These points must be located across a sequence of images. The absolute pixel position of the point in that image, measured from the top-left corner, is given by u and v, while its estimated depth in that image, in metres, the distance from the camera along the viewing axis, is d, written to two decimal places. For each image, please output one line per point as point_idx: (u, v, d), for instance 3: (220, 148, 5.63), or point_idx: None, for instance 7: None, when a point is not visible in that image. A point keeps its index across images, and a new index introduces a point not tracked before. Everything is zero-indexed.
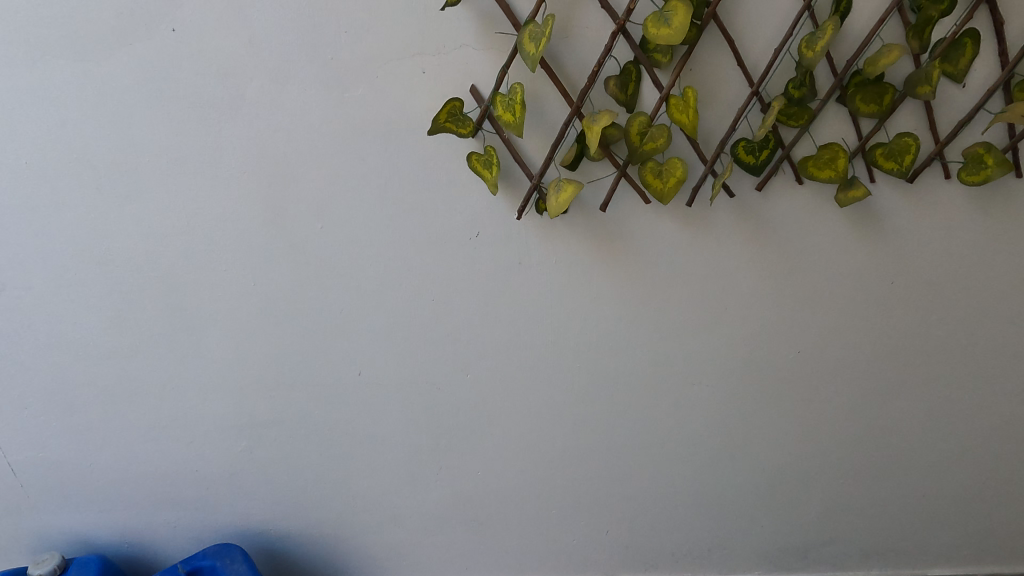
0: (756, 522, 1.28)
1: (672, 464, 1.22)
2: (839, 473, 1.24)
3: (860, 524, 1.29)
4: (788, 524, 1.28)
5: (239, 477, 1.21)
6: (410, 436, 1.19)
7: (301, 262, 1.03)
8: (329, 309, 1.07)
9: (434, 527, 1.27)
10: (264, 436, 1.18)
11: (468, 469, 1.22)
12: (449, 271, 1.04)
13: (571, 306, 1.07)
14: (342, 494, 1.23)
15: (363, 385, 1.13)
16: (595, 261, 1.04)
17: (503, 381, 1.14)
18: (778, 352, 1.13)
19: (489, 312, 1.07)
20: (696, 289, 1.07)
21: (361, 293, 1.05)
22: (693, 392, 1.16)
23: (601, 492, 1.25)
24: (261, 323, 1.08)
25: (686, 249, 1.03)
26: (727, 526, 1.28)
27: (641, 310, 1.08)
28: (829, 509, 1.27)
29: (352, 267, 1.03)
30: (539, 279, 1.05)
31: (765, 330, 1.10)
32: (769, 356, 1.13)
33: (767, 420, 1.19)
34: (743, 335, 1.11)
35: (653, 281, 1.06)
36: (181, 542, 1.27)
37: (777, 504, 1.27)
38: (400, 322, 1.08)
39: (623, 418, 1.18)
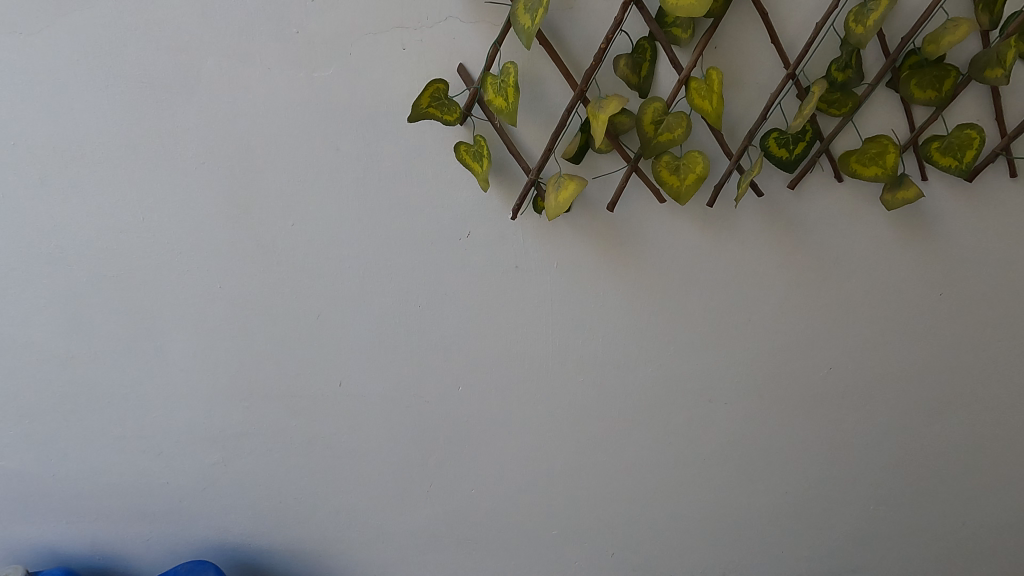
0: (777, 551, 1.16)
1: (683, 487, 1.11)
2: (870, 501, 1.12)
3: (893, 555, 1.16)
4: (813, 554, 1.17)
5: (214, 491, 1.12)
6: (396, 452, 1.08)
7: (271, 264, 0.92)
8: (303, 313, 0.96)
9: (424, 546, 1.17)
10: (238, 449, 1.08)
11: (460, 489, 1.12)
12: (435, 274, 0.92)
13: (574, 314, 0.96)
14: (324, 509, 1.14)
15: (344, 397, 1.03)
16: (602, 267, 0.92)
17: (499, 396, 1.03)
18: (807, 368, 1.00)
19: (483, 322, 0.96)
20: (716, 299, 0.94)
21: (338, 298, 0.94)
22: (709, 411, 1.04)
23: (606, 513, 1.14)
24: (229, 330, 0.97)
25: (705, 253, 0.91)
26: (745, 555, 1.17)
27: (653, 321, 0.96)
28: (859, 539, 1.15)
29: (327, 268, 0.92)
30: (538, 285, 0.93)
31: (793, 344, 0.98)
32: (797, 373, 1.01)
33: (792, 443, 1.07)
34: (767, 349, 0.98)
35: (666, 290, 0.94)
36: (153, 556, 1.18)
37: (800, 533, 1.15)
38: (382, 329, 0.97)
39: (629, 437, 1.06)
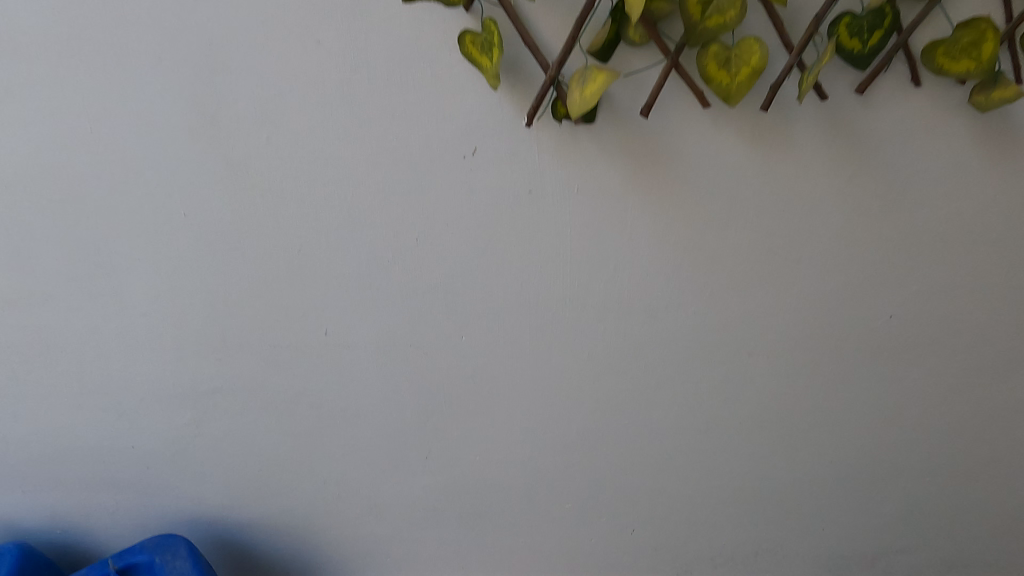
0: (810, 523, 1.06)
1: (715, 454, 0.98)
2: (920, 465, 1.00)
3: (936, 521, 1.07)
4: (850, 521, 1.06)
5: (185, 457, 0.99)
6: (391, 414, 0.96)
7: (243, 189, 0.78)
8: (281, 249, 0.82)
9: (423, 516, 1.06)
10: (211, 408, 0.95)
11: (463, 455, 0.99)
12: (435, 202, 0.79)
13: (596, 252, 0.82)
14: (311, 479, 1.02)
15: (330, 349, 0.90)
16: (630, 192, 0.78)
17: (508, 348, 0.90)
18: (864, 318, 0.87)
19: (490, 260, 0.83)
20: (762, 233, 0.81)
21: (321, 230, 0.81)
22: (748, 366, 0.91)
23: (626, 483, 1.01)
24: (196, 270, 0.84)
25: (752, 176, 0.77)
26: (774, 527, 1.07)
27: (687, 259, 0.83)
28: (900, 510, 1.05)
29: (308, 194, 0.78)
30: (555, 214, 0.80)
31: (848, 289, 0.85)
32: (851, 323, 0.87)
33: (840, 405, 0.94)
34: (818, 295, 0.85)
35: (705, 221, 0.80)
36: (122, 529, 1.06)
37: (839, 504, 1.04)
38: (373, 269, 0.84)
39: (656, 397, 0.93)
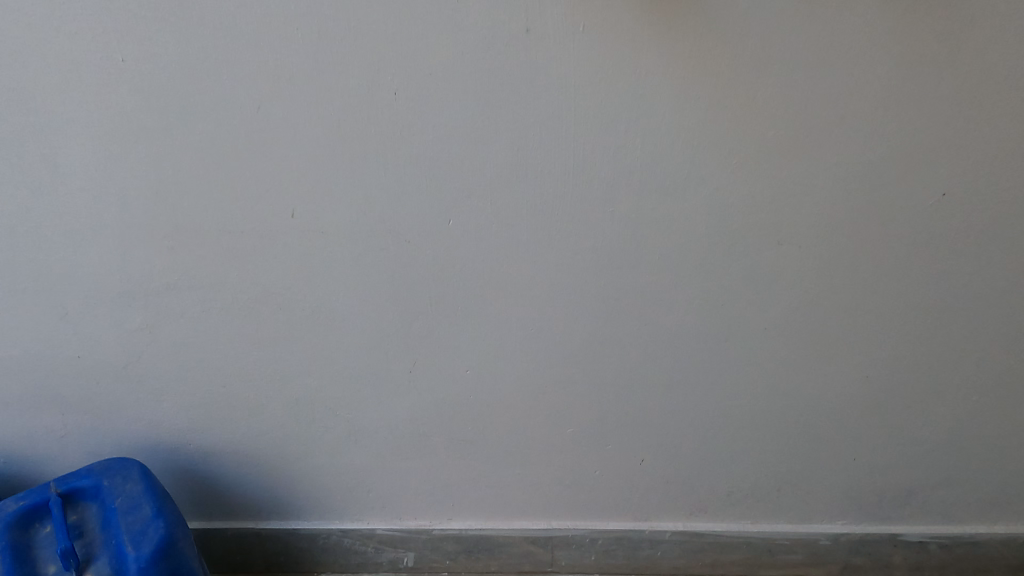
0: (838, 452, 0.97)
1: (733, 370, 0.89)
2: (959, 381, 0.90)
3: (975, 449, 0.97)
4: (880, 446, 0.97)
5: (140, 369, 0.90)
6: (370, 320, 0.85)
7: (189, 32, 0.67)
8: (237, 107, 0.71)
9: (409, 438, 0.97)
10: (164, 311, 0.84)
11: (451, 370, 0.89)
12: (415, 49, 0.67)
13: (605, 113, 0.70)
14: (284, 393, 0.92)
15: (297, 236, 0.78)
16: (647, 36, 0.66)
17: (501, 236, 0.78)
18: (908, 197, 0.76)
19: (480, 124, 0.71)
20: (798, 89, 0.69)
21: (283, 84, 0.69)
22: (775, 258, 0.80)
23: (632, 399, 0.92)
24: (138, 135, 0.73)
25: (790, 13, 0.65)
26: (798, 456, 0.98)
27: (711, 123, 0.71)
28: (940, 438, 0.95)
29: (266, 37, 0.67)
30: (557, 65, 0.68)
31: (893, 160, 0.74)
32: (893, 204, 0.76)
33: (875, 305, 0.84)
34: (859, 168, 0.74)
35: (733, 74, 0.68)
36: (79, 446, 0.98)
37: (871, 430, 0.95)
38: (345, 135, 0.72)
39: (671, 297, 0.83)
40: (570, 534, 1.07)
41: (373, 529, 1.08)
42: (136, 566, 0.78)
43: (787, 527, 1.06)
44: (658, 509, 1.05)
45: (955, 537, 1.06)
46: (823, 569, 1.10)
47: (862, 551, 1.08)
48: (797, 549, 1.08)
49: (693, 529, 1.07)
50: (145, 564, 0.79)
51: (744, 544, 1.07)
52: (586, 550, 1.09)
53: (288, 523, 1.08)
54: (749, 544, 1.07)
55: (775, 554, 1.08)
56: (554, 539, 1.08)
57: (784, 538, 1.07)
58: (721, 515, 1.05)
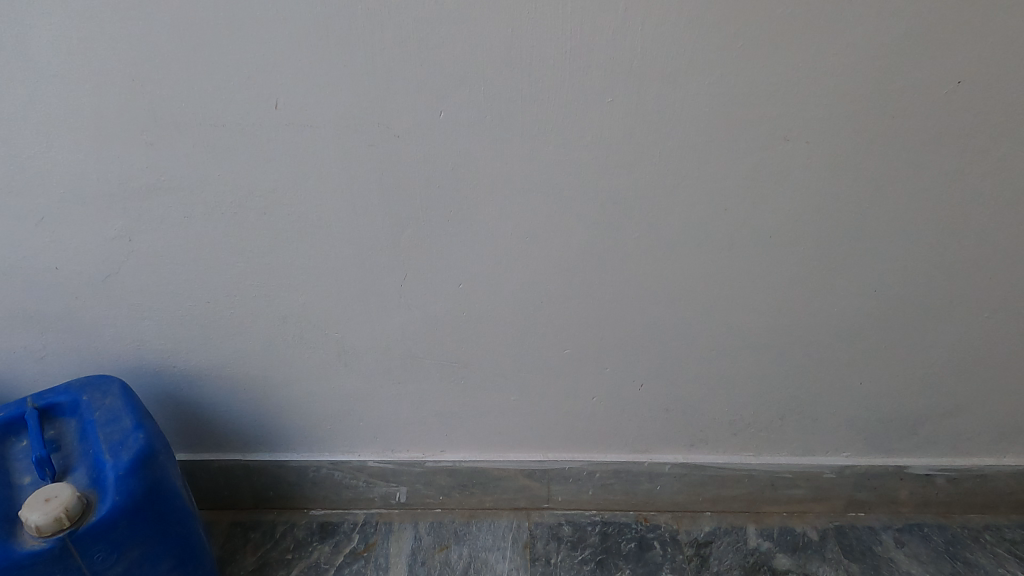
0: (843, 377, 0.95)
1: (735, 281, 0.86)
2: (970, 295, 0.88)
3: (985, 372, 0.94)
4: (887, 369, 0.94)
5: (121, 283, 0.87)
6: (359, 226, 0.82)
7: None
8: None
9: (402, 360, 0.94)
10: (146, 216, 0.81)
11: (445, 283, 0.86)
12: None
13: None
14: (271, 309, 0.89)
15: (282, 131, 0.75)
16: None
17: (495, 131, 0.74)
18: (921, 89, 0.73)
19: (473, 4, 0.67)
20: None
21: None
22: (781, 156, 0.77)
23: (631, 315, 0.89)
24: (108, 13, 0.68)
25: None
26: (802, 380, 0.95)
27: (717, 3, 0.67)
28: (948, 358, 0.93)
29: None
30: None
31: (909, 47, 0.70)
32: (906, 96, 0.73)
33: (882, 209, 0.81)
34: (872, 55, 0.70)
35: None
36: (59, 368, 0.95)
37: (877, 351, 0.92)
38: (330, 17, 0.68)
39: (673, 201, 0.80)
40: (567, 468, 1.04)
41: (364, 462, 1.05)
42: (114, 474, 0.75)
43: (791, 461, 1.03)
44: (659, 440, 1.02)
45: (963, 471, 1.03)
46: (826, 503, 1.07)
47: (867, 485, 1.05)
48: (800, 483, 1.05)
49: (694, 462, 1.03)
50: (124, 472, 0.75)
51: (747, 478, 1.04)
52: (583, 484, 1.06)
53: (277, 456, 1.05)
54: (751, 477, 1.04)
55: (778, 488, 1.06)
56: (551, 473, 1.04)
57: (787, 471, 1.04)
58: (721, 446, 1.02)
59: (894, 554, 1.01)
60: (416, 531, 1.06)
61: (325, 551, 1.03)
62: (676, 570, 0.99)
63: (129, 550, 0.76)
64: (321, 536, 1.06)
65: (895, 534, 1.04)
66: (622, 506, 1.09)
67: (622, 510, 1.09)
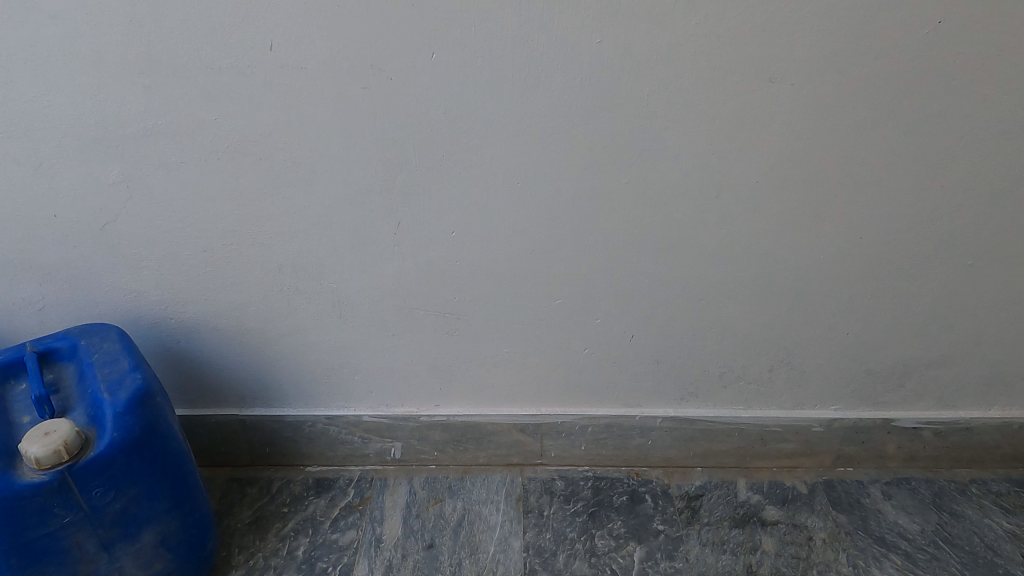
0: (830, 326, 0.96)
1: (723, 229, 0.88)
2: (952, 244, 0.89)
3: (966, 321, 0.96)
4: (872, 319, 0.96)
5: (118, 231, 0.88)
6: (353, 172, 0.83)
7: None
8: None
9: (394, 311, 0.95)
10: (143, 163, 0.82)
11: (438, 231, 0.88)
12: None
13: None
14: (266, 259, 0.91)
15: (275, 75, 0.76)
16: None
17: (485, 72, 0.76)
18: (903, 32, 0.74)
19: None
20: None
21: None
22: (766, 100, 0.78)
23: (621, 263, 0.91)
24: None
25: None
26: (789, 331, 0.97)
27: None
28: (933, 307, 0.94)
29: None
30: None
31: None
32: (889, 39, 0.74)
33: (866, 155, 0.83)
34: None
35: None
36: (57, 321, 0.96)
37: (862, 300, 0.94)
38: None
39: (660, 145, 0.81)
40: (560, 422, 1.06)
41: (359, 416, 1.06)
42: (112, 411, 0.76)
43: (780, 414, 1.05)
44: (649, 393, 1.04)
45: (950, 423, 1.05)
46: (815, 458, 1.09)
47: (855, 438, 1.06)
48: (789, 437, 1.07)
49: (685, 416, 1.05)
50: (122, 409, 0.76)
51: (737, 432, 1.06)
52: (576, 439, 1.07)
53: (273, 411, 1.06)
54: (741, 431, 1.06)
55: (767, 442, 1.07)
56: (544, 427, 1.06)
57: (776, 425, 1.05)
58: (712, 399, 1.04)
59: (882, 506, 1.02)
60: (410, 486, 1.07)
61: (321, 505, 1.04)
62: (666, 522, 1.00)
63: (126, 488, 0.77)
64: (316, 491, 1.07)
65: (883, 487, 1.06)
66: (614, 462, 1.10)
67: (615, 466, 1.10)
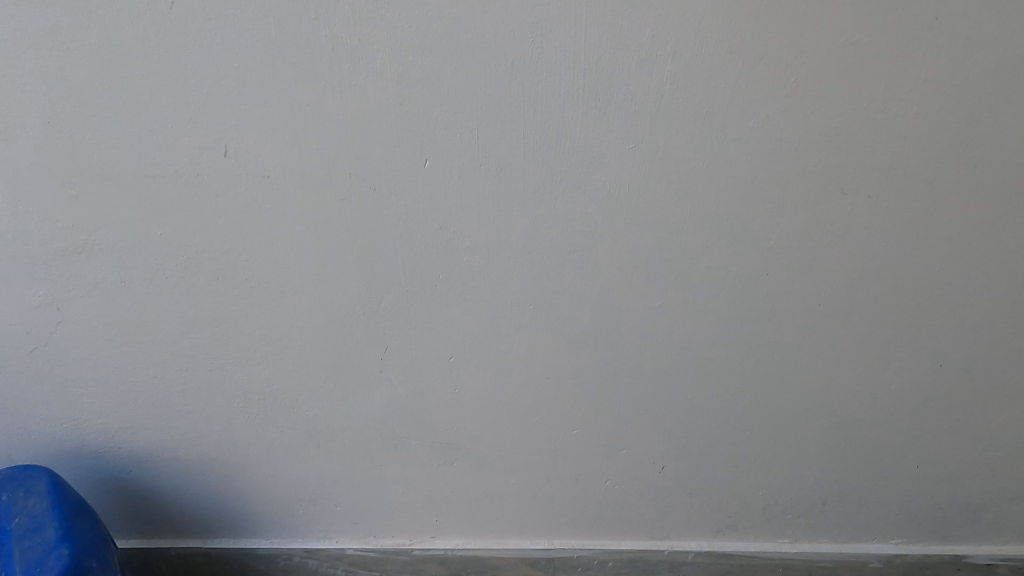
0: (895, 457, 0.82)
1: (775, 353, 0.74)
2: None
3: None
4: (945, 450, 0.81)
5: (50, 357, 0.73)
6: (333, 292, 0.69)
7: None
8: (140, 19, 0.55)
9: (383, 440, 0.81)
10: (75, 282, 0.68)
11: (433, 356, 0.74)
12: None
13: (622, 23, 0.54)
14: (229, 386, 0.76)
15: (231, 188, 0.62)
16: None
17: (491, 182, 0.62)
18: (1006, 138, 0.60)
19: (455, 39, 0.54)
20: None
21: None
22: (835, 214, 0.64)
23: (652, 389, 0.77)
24: (13, 41, 0.56)
25: None
26: (848, 462, 0.82)
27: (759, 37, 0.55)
28: (1020, 440, 0.80)
29: None
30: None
31: (991, 88, 0.57)
32: (987, 145, 0.60)
33: (952, 275, 0.68)
34: (947, 96, 0.58)
35: None
36: None
37: (936, 429, 0.80)
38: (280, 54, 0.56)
39: (704, 263, 0.67)
40: (576, 557, 0.90)
41: (342, 550, 0.91)
42: None
43: (833, 549, 0.90)
44: (680, 526, 0.89)
45: None
46: None
47: None
48: None
49: (722, 551, 0.90)
50: None
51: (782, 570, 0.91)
52: None
53: (241, 544, 0.91)
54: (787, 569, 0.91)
55: None
56: (557, 563, 0.91)
57: (829, 562, 0.90)
58: (753, 532, 0.89)
59: None
60: None
61: None
62: None
63: None
64: None
65: None
66: None
67: None
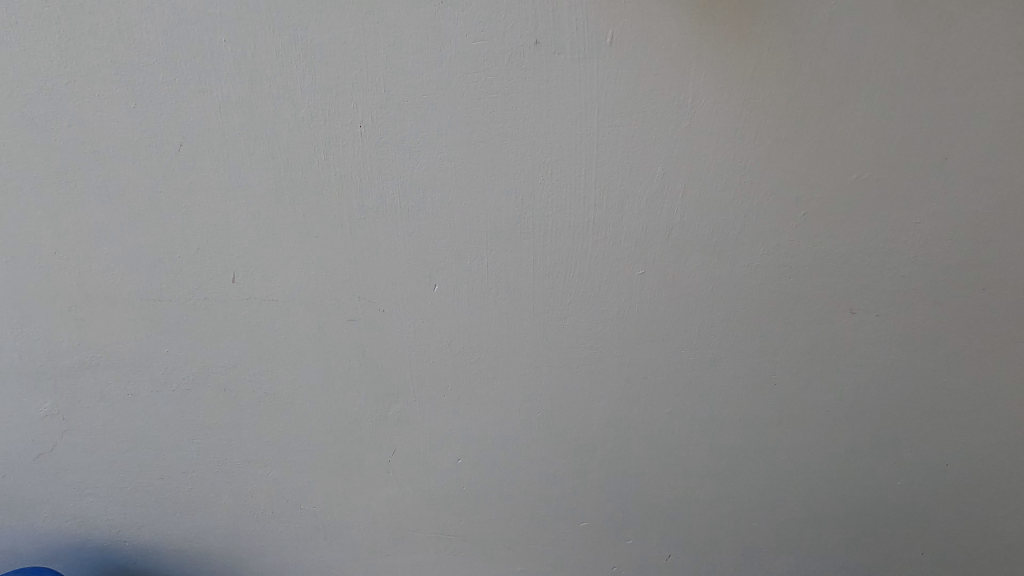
0: (907, 564, 0.80)
1: (785, 460, 0.73)
2: None
3: None
4: (957, 559, 0.80)
5: (54, 462, 0.72)
6: (342, 405, 0.70)
7: (102, 70, 0.53)
8: (164, 160, 0.56)
9: (387, 541, 0.80)
10: (80, 397, 0.68)
11: (442, 462, 0.73)
12: (394, 100, 0.54)
13: (633, 165, 0.56)
14: (235, 489, 0.75)
15: (244, 307, 0.63)
16: (689, 75, 0.53)
17: (499, 302, 0.63)
18: (1007, 269, 0.61)
19: (471, 176, 0.57)
20: (876, 139, 0.56)
21: (222, 137, 0.55)
22: (843, 330, 0.65)
23: (662, 495, 0.76)
24: (19, 179, 0.57)
25: (866, 53, 0.52)
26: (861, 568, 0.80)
27: (764, 177, 0.57)
28: None
29: (200, 83, 0.53)
30: (569, 110, 0.54)
31: (989, 225, 0.59)
32: (988, 275, 0.62)
33: (960, 390, 0.68)
34: (949, 230, 0.60)
35: (797, 119, 0.55)
36: None
37: (947, 538, 0.78)
38: (300, 192, 0.58)
39: (712, 375, 0.67)
40: None
41: None
42: None
43: None
44: None
45: None
46: None
47: None
48: None
49: None
50: None
51: None
52: None
53: None
54: None
55: None
56: None
57: None
58: None
59: None
60: None
61: None
62: None
63: None
64: None
65: None
66: None
67: None
